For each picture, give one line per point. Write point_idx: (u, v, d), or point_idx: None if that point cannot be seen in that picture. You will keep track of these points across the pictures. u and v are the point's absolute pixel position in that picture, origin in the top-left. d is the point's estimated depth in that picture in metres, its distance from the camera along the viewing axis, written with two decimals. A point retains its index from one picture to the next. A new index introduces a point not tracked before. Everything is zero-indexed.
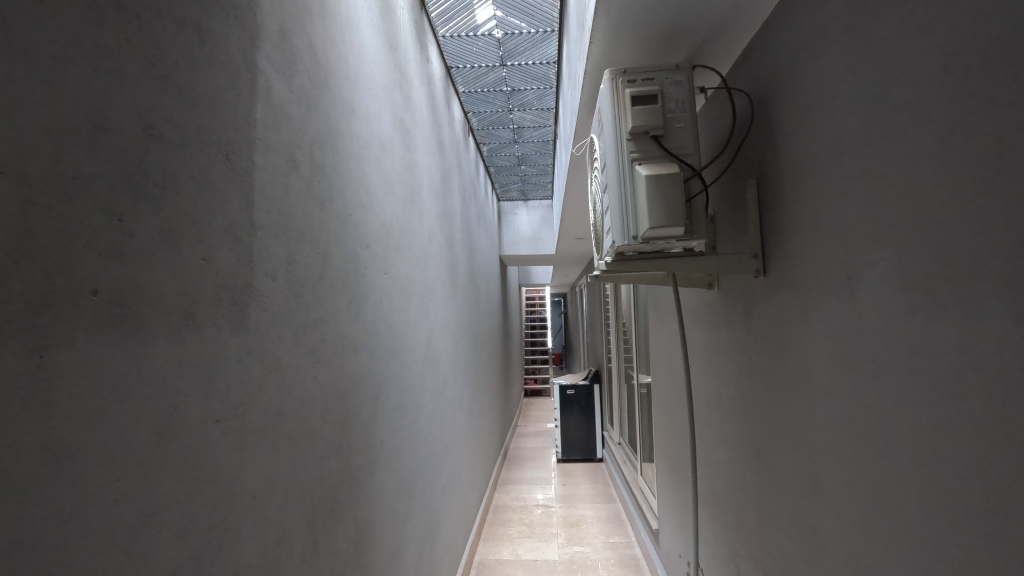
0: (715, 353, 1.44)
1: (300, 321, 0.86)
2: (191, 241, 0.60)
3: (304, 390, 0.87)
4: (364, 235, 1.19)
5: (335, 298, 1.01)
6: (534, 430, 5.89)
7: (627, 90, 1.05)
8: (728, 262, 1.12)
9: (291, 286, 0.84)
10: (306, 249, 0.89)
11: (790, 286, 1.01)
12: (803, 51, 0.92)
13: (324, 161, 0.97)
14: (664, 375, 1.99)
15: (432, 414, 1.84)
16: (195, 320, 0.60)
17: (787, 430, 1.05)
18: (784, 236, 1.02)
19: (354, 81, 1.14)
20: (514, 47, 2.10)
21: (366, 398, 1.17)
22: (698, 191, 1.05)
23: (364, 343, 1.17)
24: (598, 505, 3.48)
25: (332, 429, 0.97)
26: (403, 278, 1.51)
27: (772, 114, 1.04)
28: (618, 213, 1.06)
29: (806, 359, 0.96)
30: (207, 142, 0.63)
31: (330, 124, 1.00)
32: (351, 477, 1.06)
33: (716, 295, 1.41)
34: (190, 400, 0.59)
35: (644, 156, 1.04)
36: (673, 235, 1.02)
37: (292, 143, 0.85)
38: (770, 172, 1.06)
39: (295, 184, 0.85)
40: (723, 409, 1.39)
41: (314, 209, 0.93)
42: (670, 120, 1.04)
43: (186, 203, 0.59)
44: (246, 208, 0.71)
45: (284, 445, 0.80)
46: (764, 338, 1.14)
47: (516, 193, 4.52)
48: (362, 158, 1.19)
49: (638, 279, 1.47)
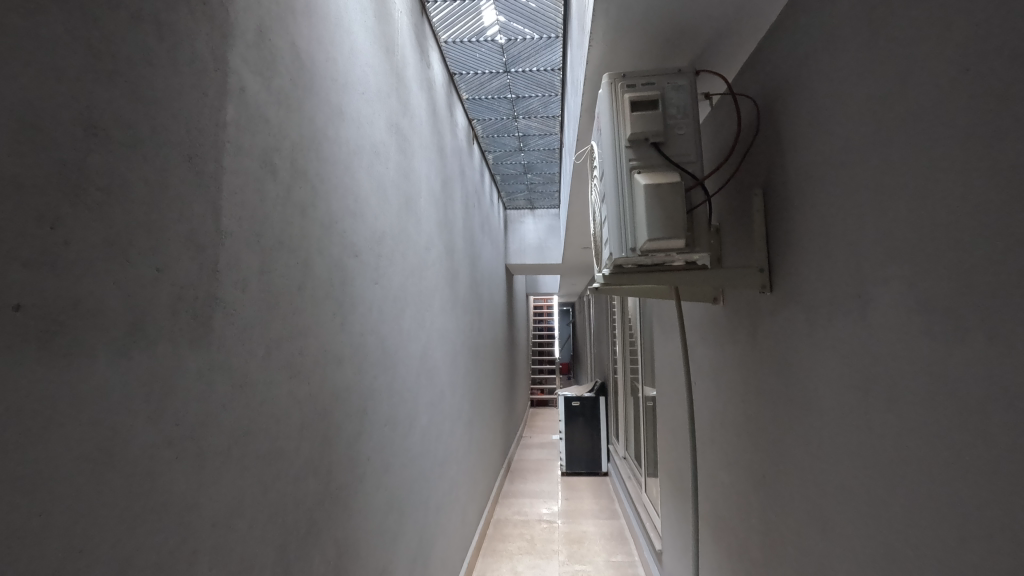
0: (719, 371, 1.37)
1: (275, 334, 0.82)
2: (143, 252, 0.55)
3: (277, 407, 0.82)
4: (353, 243, 1.15)
5: (318, 309, 0.97)
6: (539, 441, 5.82)
7: (627, 95, 1.00)
8: (732, 276, 1.06)
9: (266, 298, 0.79)
10: (284, 258, 0.85)
11: (797, 303, 0.94)
12: (812, 53, 0.87)
13: (306, 166, 0.93)
14: (668, 392, 1.93)
15: (428, 428, 1.78)
16: (145, 335, 0.56)
17: (793, 456, 0.98)
18: (792, 251, 0.96)
19: (344, 85, 1.10)
20: (518, 54, 2.07)
21: (351, 412, 1.12)
22: (701, 201, 0.99)
23: (351, 356, 1.12)
24: (602, 521, 3.39)
25: (310, 447, 0.92)
26: (396, 287, 1.46)
27: (779, 120, 0.98)
28: (614, 222, 1.00)
29: (813, 382, 0.90)
30: (164, 144, 0.58)
31: (315, 128, 0.96)
32: (332, 496, 1.01)
33: (720, 310, 1.35)
34: (137, 422, 0.54)
35: (644, 164, 0.99)
36: (674, 247, 0.96)
37: (269, 146, 0.81)
38: (778, 182, 1.00)
39: (270, 189, 0.81)
40: (727, 432, 1.32)
41: (295, 216, 0.89)
42: (671, 126, 0.99)
43: (138, 210, 0.55)
44: (213, 214, 0.67)
45: (252, 466, 0.75)
46: (769, 357, 1.08)
47: (523, 202, 4.48)
48: (352, 163, 1.15)
49: (641, 292, 1.41)
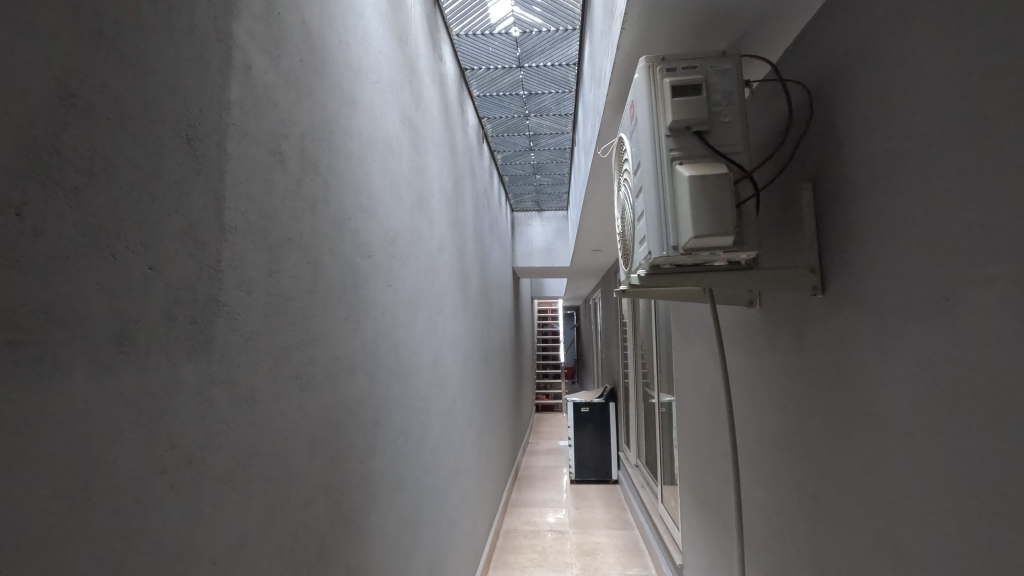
0: (753, 380, 1.28)
1: (283, 343, 0.73)
2: (131, 247, 0.47)
3: (286, 423, 0.73)
4: (365, 242, 1.06)
5: (329, 314, 0.88)
6: (546, 448, 5.71)
7: (667, 79, 0.91)
8: (780, 277, 0.96)
9: (273, 302, 0.70)
10: (293, 258, 0.76)
11: (858, 307, 0.85)
12: (879, 28, 0.78)
13: (318, 156, 0.85)
14: (691, 400, 1.83)
15: (439, 438, 1.69)
16: (135, 345, 0.47)
17: (852, 475, 0.89)
18: (852, 249, 0.87)
19: (357, 72, 1.02)
20: (532, 48, 1.99)
21: (363, 426, 1.02)
22: (749, 194, 0.90)
23: (363, 365, 1.03)
24: (614, 532, 3.29)
25: (321, 466, 0.83)
26: (409, 290, 1.38)
27: (834, 107, 0.90)
28: (652, 218, 0.92)
29: (879, 395, 0.81)
30: (158, 123, 0.50)
31: (327, 116, 0.88)
32: (344, 519, 0.92)
33: (756, 314, 1.26)
34: (126, 450, 0.46)
35: (686, 154, 0.90)
36: (721, 244, 0.87)
37: (278, 133, 0.72)
38: (832, 173, 0.91)
39: (278, 179, 0.72)
40: (762, 445, 1.23)
41: (305, 211, 0.80)
42: (715, 114, 0.90)
43: (126, 198, 0.46)
44: (214, 205, 0.58)
45: (257, 493, 0.66)
46: (818, 366, 0.98)
47: (531, 204, 4.40)
48: (365, 156, 1.06)
49: (669, 294, 1.32)
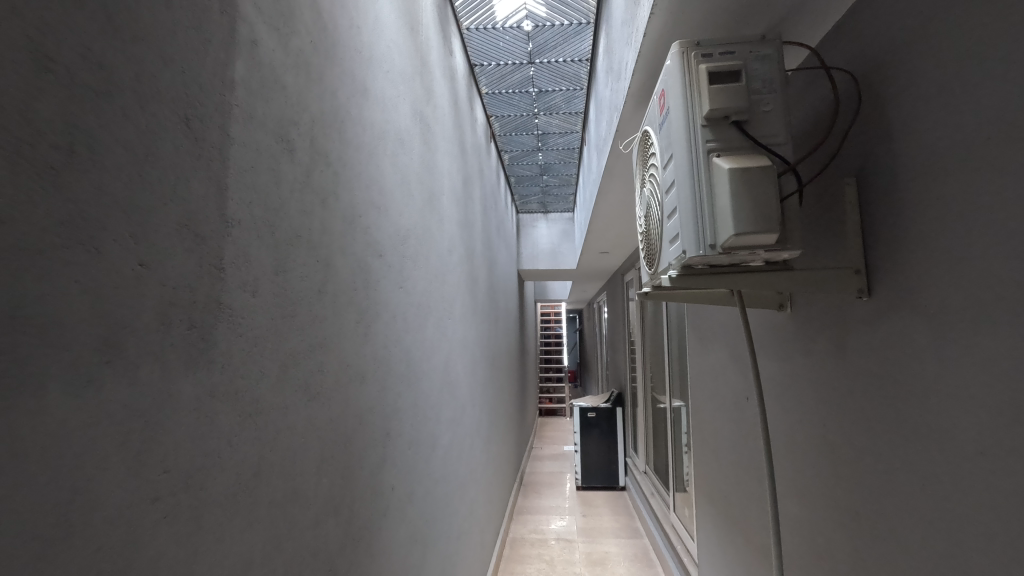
0: (782, 387, 1.21)
1: (291, 351, 0.66)
2: (118, 241, 0.40)
3: (293, 438, 0.66)
4: (376, 241, 1.00)
5: (339, 318, 0.81)
6: (551, 453, 5.64)
7: (703, 65, 0.84)
8: (822, 279, 0.89)
9: (280, 307, 0.64)
10: (302, 256, 0.69)
11: (914, 311, 0.79)
12: (943, 7, 0.71)
13: (328, 147, 0.78)
14: (710, 407, 1.76)
15: (449, 447, 1.62)
16: (123, 355, 0.40)
17: (905, 492, 0.82)
18: (906, 248, 0.80)
19: (368, 59, 0.96)
20: (545, 43, 1.93)
21: (374, 437, 0.96)
22: (793, 189, 0.83)
23: (374, 372, 0.97)
24: (623, 541, 3.22)
25: (329, 482, 0.77)
26: (420, 292, 1.31)
27: (884, 96, 0.83)
28: (687, 215, 0.85)
29: (940, 407, 0.74)
30: (151, 97, 0.43)
31: (337, 103, 0.82)
32: (353, 540, 0.85)
33: (786, 318, 1.19)
34: (110, 478, 0.39)
35: (724, 145, 0.84)
36: (764, 243, 0.81)
37: (286, 118, 0.66)
38: (882, 166, 0.85)
39: (286, 169, 0.66)
40: (793, 456, 1.16)
41: (315, 205, 0.74)
42: (755, 103, 0.84)
43: (113, 182, 0.40)
44: (217, 196, 0.51)
45: (261, 517, 0.59)
46: (862, 375, 0.92)
47: (536, 206, 4.33)
48: (376, 149, 1.00)
49: (694, 297, 1.25)
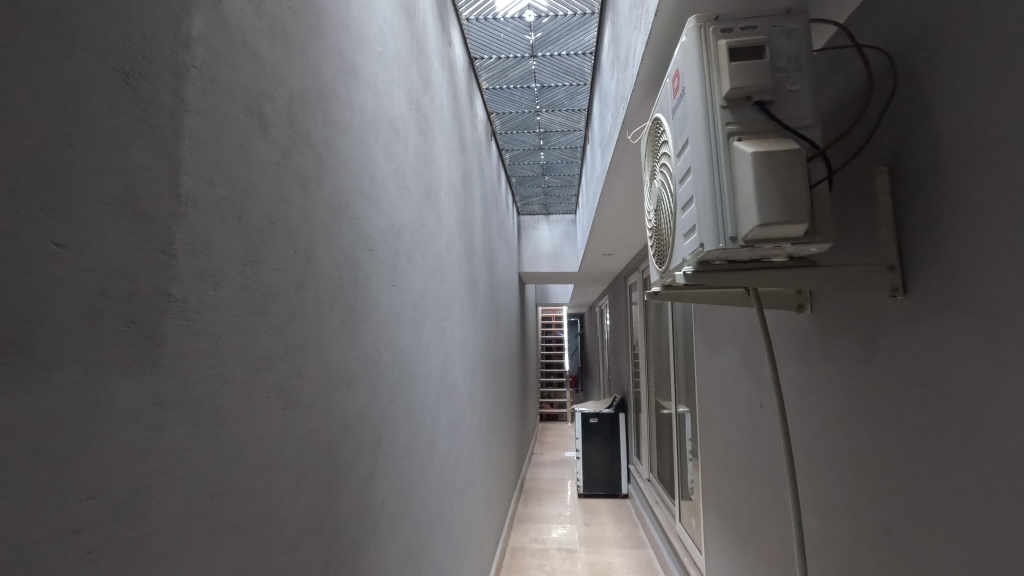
0: (802, 394, 1.13)
1: (262, 353, 0.58)
2: (18, 216, 0.33)
3: (265, 450, 0.59)
4: (367, 234, 0.92)
5: (322, 316, 0.74)
6: (552, 459, 5.54)
7: (722, 41, 0.77)
8: (852, 275, 0.82)
9: (249, 303, 0.56)
10: (277, 247, 0.62)
11: (958, 310, 0.71)
12: None
13: (311, 127, 0.71)
14: (720, 415, 1.68)
15: (446, 455, 1.54)
16: (32, 353, 0.33)
17: (944, 509, 0.74)
18: (950, 241, 0.72)
19: (358, 37, 0.88)
20: (547, 35, 1.86)
21: (362, 447, 0.88)
22: (823, 176, 0.75)
23: (362, 377, 0.89)
24: (627, 551, 3.13)
25: (310, 498, 0.69)
26: (415, 291, 1.24)
27: (922, 73, 0.76)
28: (705, 204, 0.77)
29: (989, 417, 0.67)
30: (75, 45, 0.36)
31: (322, 81, 0.74)
32: (337, 561, 0.77)
33: (806, 319, 1.11)
34: (10, 506, 0.32)
35: (746, 127, 0.76)
36: (790, 235, 0.73)
37: (260, 90, 0.58)
38: (919, 151, 0.77)
39: (258, 147, 0.58)
40: (815, 467, 1.08)
41: (294, 190, 0.66)
42: (780, 81, 0.76)
43: (15, 139, 0.32)
44: (167, 170, 0.44)
45: (224, 542, 0.51)
46: (894, 381, 0.84)
47: (538, 208, 4.26)
48: (367, 135, 0.92)
49: (707, 297, 1.17)
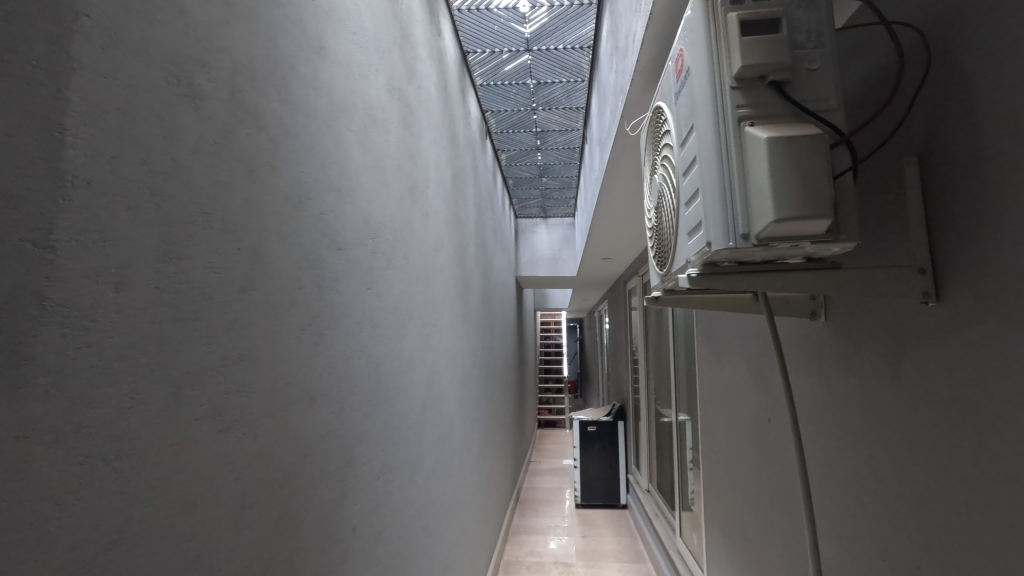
0: (816, 408, 1.04)
1: (191, 368, 0.49)
2: None
3: (193, 481, 0.49)
4: (336, 231, 0.83)
5: (274, 323, 0.64)
6: (551, 467, 5.43)
7: (733, 13, 0.68)
8: (878, 279, 0.72)
9: (172, 308, 0.47)
10: (212, 242, 0.53)
11: (1001, 319, 0.62)
12: None
13: (261, 106, 0.62)
14: (725, 428, 1.59)
15: (433, 470, 1.45)
16: None
17: (982, 546, 0.65)
18: (991, 240, 0.63)
19: (327, 12, 0.80)
20: (542, 27, 1.78)
21: (327, 468, 0.78)
22: (848, 165, 0.66)
23: (329, 390, 0.80)
24: (626, 565, 3.02)
25: (256, 533, 0.60)
26: (397, 295, 1.15)
27: (958, 52, 0.67)
28: (714, 197, 0.68)
29: None
30: None
31: (277, 55, 0.65)
32: None
33: (820, 327, 1.02)
34: None
35: (760, 110, 0.67)
36: (810, 233, 0.64)
37: (189, 54, 0.49)
38: (955, 140, 0.68)
39: (187, 122, 0.49)
40: (831, 489, 0.99)
41: (236, 176, 0.57)
42: (799, 59, 0.67)
43: None
44: (42, 139, 0.35)
45: None
46: (923, 397, 0.75)
47: (536, 211, 4.18)
48: (338, 122, 0.83)
49: (712, 303, 1.08)
